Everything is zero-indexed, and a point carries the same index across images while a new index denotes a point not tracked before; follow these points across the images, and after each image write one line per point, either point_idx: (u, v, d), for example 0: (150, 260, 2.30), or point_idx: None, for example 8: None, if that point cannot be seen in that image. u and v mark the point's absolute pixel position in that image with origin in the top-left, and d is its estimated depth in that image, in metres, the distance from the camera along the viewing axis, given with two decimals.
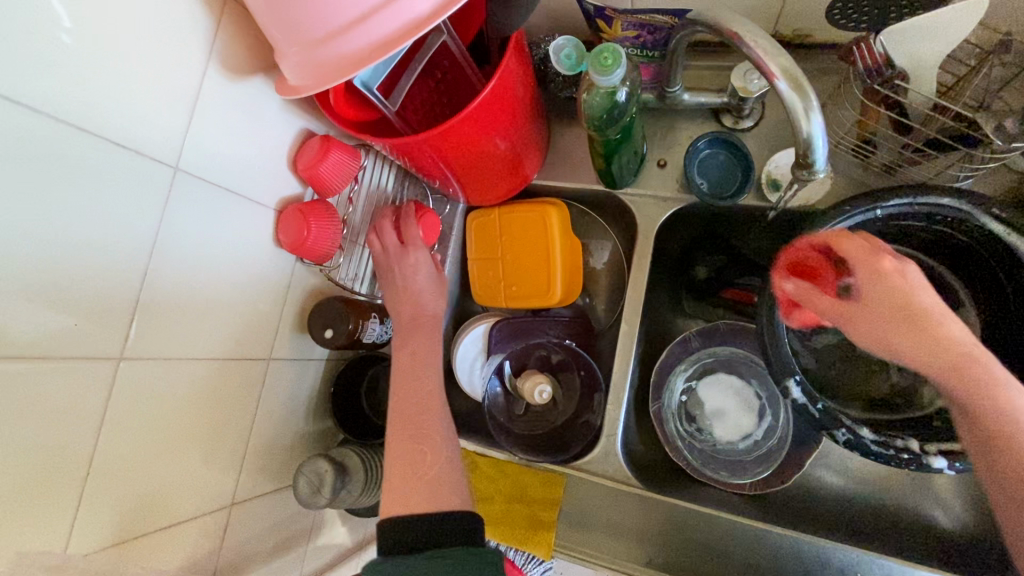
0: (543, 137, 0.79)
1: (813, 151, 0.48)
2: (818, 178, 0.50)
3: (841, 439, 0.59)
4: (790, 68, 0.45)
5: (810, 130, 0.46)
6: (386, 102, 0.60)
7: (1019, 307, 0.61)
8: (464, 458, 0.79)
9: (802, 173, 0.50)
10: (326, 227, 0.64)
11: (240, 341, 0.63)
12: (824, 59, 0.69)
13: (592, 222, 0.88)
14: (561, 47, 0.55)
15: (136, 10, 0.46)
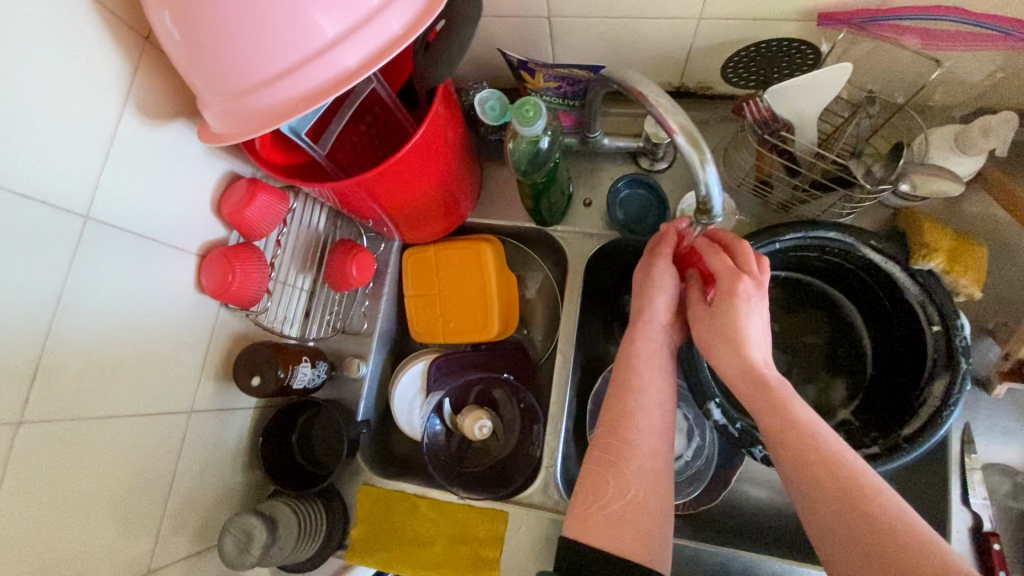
0: (476, 177, 0.82)
1: (711, 198, 0.51)
2: (716, 221, 0.54)
3: (760, 456, 0.62)
4: (687, 125, 0.49)
5: (707, 179, 0.50)
6: (315, 146, 0.61)
7: (899, 326, 0.69)
8: (404, 501, 0.77)
9: (703, 219, 0.55)
10: (252, 272, 0.62)
11: (159, 394, 0.59)
12: (725, 109, 0.77)
13: (527, 257, 0.91)
14: (485, 99, 0.57)
15: (44, 56, 0.44)
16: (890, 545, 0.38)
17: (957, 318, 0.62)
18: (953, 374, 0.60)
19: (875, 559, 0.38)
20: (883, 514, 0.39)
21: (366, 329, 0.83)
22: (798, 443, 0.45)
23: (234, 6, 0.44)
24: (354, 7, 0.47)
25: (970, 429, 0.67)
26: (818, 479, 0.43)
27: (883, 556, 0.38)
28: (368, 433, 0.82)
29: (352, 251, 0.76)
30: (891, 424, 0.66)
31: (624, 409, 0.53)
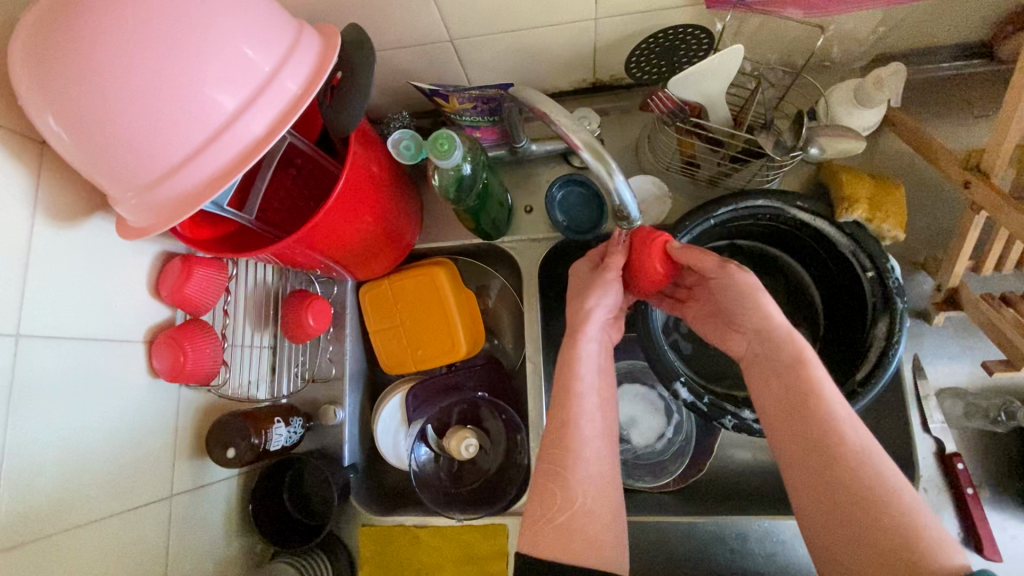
0: (417, 204, 0.82)
1: (627, 206, 0.57)
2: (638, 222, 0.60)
3: (730, 426, 0.66)
4: (590, 141, 0.53)
5: (616, 187, 0.55)
6: (242, 213, 0.60)
7: (839, 275, 0.72)
8: (405, 534, 0.78)
9: (623, 223, 0.61)
10: (203, 347, 0.62)
11: (134, 489, 0.59)
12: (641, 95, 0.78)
13: (482, 271, 0.92)
14: (398, 140, 0.58)
15: None
16: (892, 534, 0.42)
17: (887, 262, 0.65)
18: (892, 316, 0.63)
19: (876, 542, 0.42)
20: (889, 501, 0.43)
21: (335, 374, 0.82)
22: (827, 426, 0.47)
23: (125, 101, 0.44)
24: (247, 76, 0.47)
25: (920, 358, 0.71)
26: (836, 465, 0.46)
27: (889, 545, 0.42)
28: (357, 475, 0.82)
29: (305, 301, 0.75)
30: (847, 370, 0.69)
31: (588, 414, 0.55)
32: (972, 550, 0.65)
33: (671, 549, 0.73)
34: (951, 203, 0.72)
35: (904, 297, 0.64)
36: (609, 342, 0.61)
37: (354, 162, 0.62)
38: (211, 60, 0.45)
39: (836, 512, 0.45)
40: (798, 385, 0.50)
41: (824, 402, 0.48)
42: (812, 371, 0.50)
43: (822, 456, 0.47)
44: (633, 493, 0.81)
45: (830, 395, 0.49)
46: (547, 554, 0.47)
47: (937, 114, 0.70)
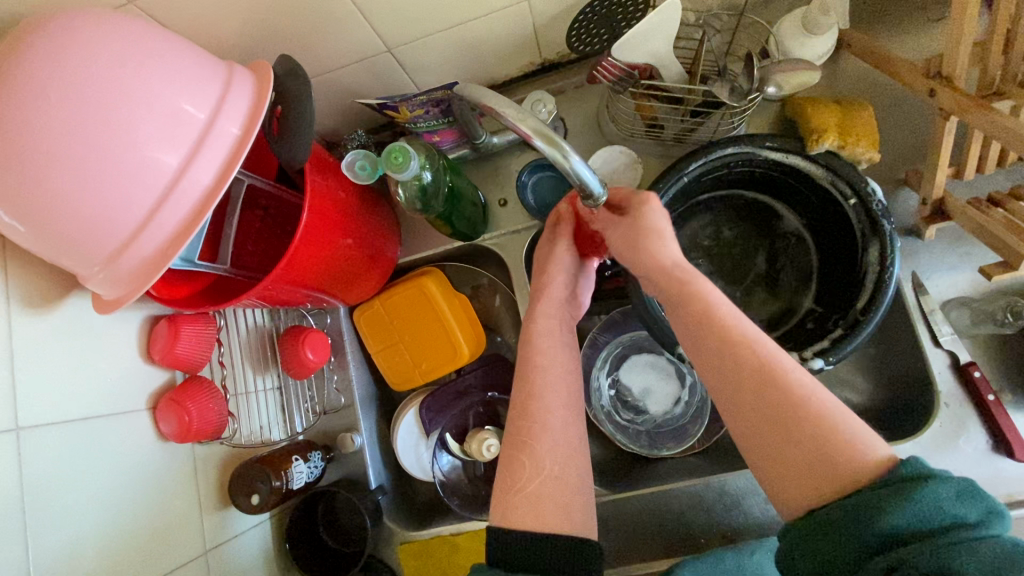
0: (391, 218, 0.81)
1: (589, 184, 0.54)
2: (603, 199, 0.57)
3: None
4: (539, 127, 0.52)
5: (574, 168, 0.52)
6: (216, 263, 0.60)
7: (823, 207, 0.70)
8: (443, 544, 0.78)
9: (589, 203, 0.57)
10: (205, 404, 0.62)
11: (166, 552, 0.59)
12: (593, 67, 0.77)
13: (470, 271, 0.92)
14: (352, 161, 0.57)
15: None
16: (824, 455, 0.40)
17: (868, 185, 0.64)
18: (882, 238, 0.63)
19: (805, 462, 0.41)
20: (805, 409, 0.42)
21: (344, 401, 0.83)
22: (737, 349, 0.45)
23: (70, 179, 0.44)
24: (186, 129, 0.47)
25: (918, 275, 0.70)
26: (753, 375, 0.44)
27: (819, 460, 0.40)
28: (386, 497, 0.82)
29: (300, 337, 0.75)
30: (847, 299, 0.68)
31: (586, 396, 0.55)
32: (1004, 455, 0.65)
33: (704, 509, 0.72)
34: (922, 113, 0.70)
35: (890, 218, 0.63)
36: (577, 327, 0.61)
37: (318, 192, 0.62)
38: (145, 121, 0.44)
39: (760, 425, 0.44)
40: (699, 309, 0.48)
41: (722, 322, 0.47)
42: (702, 293, 0.49)
43: (726, 381, 0.45)
44: (659, 462, 0.81)
45: (727, 314, 0.47)
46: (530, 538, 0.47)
47: (888, 27, 0.69)
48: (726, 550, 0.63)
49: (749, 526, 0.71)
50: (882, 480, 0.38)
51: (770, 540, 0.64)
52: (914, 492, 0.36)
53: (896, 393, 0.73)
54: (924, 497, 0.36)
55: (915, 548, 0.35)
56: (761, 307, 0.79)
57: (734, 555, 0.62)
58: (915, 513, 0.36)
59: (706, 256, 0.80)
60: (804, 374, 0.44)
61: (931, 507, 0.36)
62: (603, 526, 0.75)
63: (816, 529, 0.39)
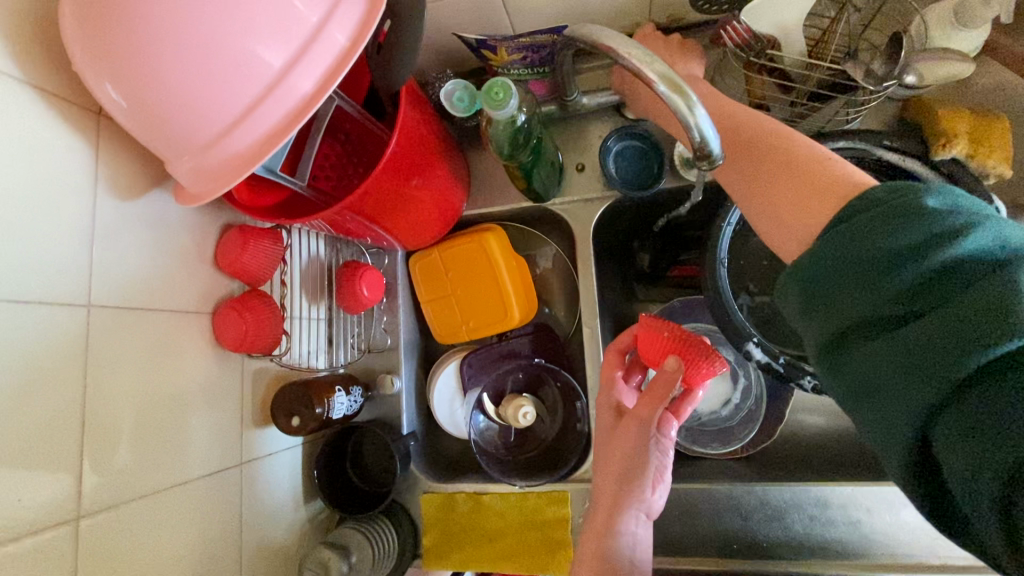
0: (464, 167, 0.79)
1: (708, 142, 0.47)
2: (719, 161, 0.49)
3: (809, 386, 0.63)
4: (666, 72, 0.46)
5: (697, 120, 0.46)
6: (295, 179, 0.59)
7: None
8: (467, 501, 0.77)
9: (702, 164, 0.50)
10: (267, 317, 0.62)
11: (207, 452, 0.60)
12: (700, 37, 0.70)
13: (533, 236, 0.89)
14: (450, 91, 0.54)
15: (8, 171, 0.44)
16: (833, 177, 0.44)
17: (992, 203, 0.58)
18: None
19: (828, 193, 0.44)
20: (822, 160, 0.46)
21: (389, 343, 0.83)
22: (791, 150, 0.49)
23: (177, 58, 0.42)
24: (296, 29, 0.45)
25: None
26: (827, 178, 0.44)
27: (826, 182, 0.45)
28: (416, 445, 0.82)
29: (358, 272, 0.75)
30: None
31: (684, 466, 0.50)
32: None
33: (745, 516, 0.69)
34: None
35: None
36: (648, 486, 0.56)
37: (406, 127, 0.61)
38: (259, 10, 0.43)
39: (816, 212, 0.44)
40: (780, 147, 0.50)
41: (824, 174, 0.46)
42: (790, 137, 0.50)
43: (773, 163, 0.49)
44: (698, 460, 0.78)
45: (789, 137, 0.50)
46: None
47: None
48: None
49: (789, 541, 0.67)
50: (890, 188, 0.40)
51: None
52: (951, 245, 0.35)
53: None
54: (957, 233, 0.35)
55: (948, 282, 0.34)
56: None
57: None
58: (931, 230, 0.36)
59: None
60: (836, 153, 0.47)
61: (980, 249, 0.34)
62: None
63: (828, 267, 0.40)
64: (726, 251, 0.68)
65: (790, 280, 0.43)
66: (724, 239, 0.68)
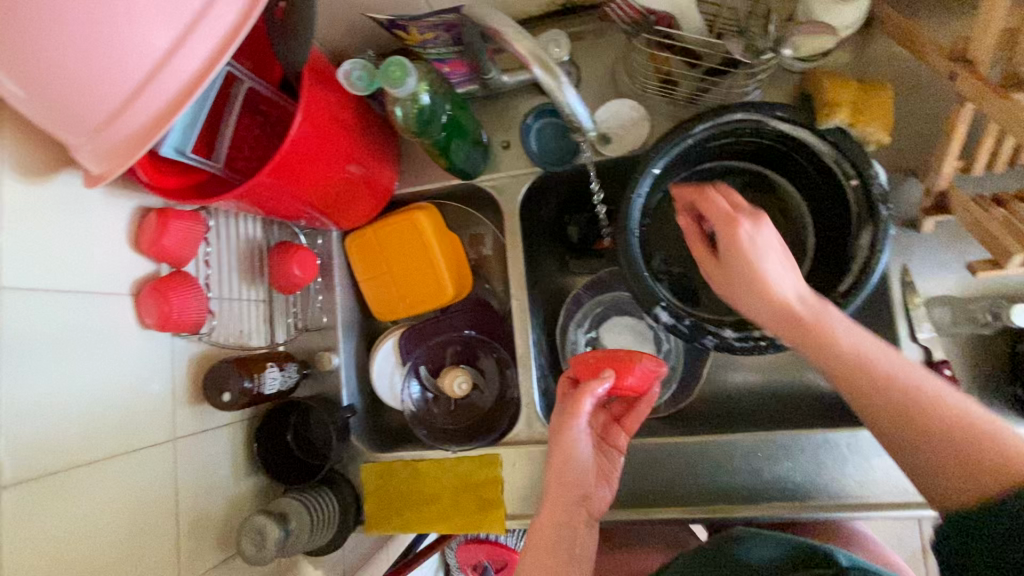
0: (393, 147, 0.81)
1: (579, 116, 0.59)
2: (588, 129, 0.61)
3: (711, 345, 0.67)
4: (538, 51, 0.52)
5: (566, 99, 0.56)
6: (210, 161, 0.60)
7: (826, 187, 0.69)
8: (405, 468, 0.80)
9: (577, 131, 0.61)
10: (186, 298, 0.64)
11: (136, 429, 0.62)
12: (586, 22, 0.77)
13: (467, 214, 0.92)
14: (348, 69, 0.56)
15: None
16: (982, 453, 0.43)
17: (872, 168, 0.63)
18: (876, 224, 0.62)
19: (969, 461, 0.43)
20: (927, 407, 0.46)
21: (325, 322, 0.85)
22: (824, 341, 0.49)
23: (60, 39, 0.43)
24: (181, 5, 0.46)
25: (911, 270, 0.69)
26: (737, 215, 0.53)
27: (983, 475, 0.43)
28: (356, 418, 0.85)
29: (289, 252, 0.77)
30: (835, 279, 0.68)
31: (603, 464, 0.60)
32: None
33: (660, 469, 0.74)
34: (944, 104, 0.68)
35: (888, 203, 0.62)
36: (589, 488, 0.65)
37: (302, 127, 0.60)
38: None
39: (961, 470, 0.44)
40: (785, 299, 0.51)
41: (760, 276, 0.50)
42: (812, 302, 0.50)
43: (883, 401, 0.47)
44: None
45: (848, 334, 0.49)
46: None
47: (925, 7, 0.66)
48: (698, 551, 0.70)
49: (702, 490, 0.73)
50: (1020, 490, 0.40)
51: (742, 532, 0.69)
52: None
53: None
54: None
55: None
56: None
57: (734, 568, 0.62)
58: None
59: None
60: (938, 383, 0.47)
61: None
62: None
63: (976, 531, 0.42)
64: (638, 221, 0.72)
65: (932, 474, 0.46)
66: (634, 210, 0.71)
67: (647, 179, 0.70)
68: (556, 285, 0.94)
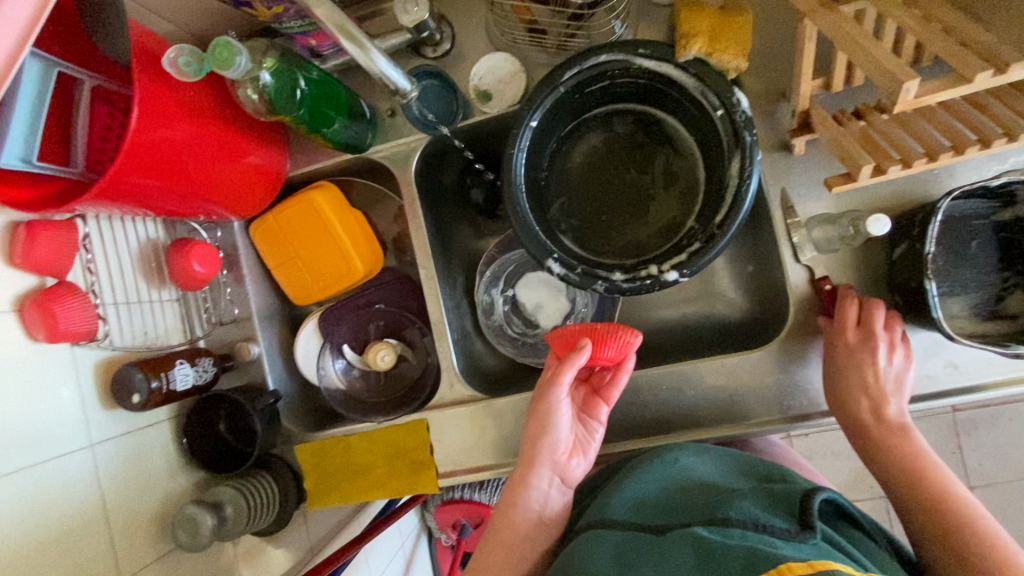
0: (278, 128, 0.79)
1: (393, 79, 0.63)
2: (406, 91, 0.66)
3: (602, 290, 0.68)
4: (341, 23, 0.55)
5: (377, 67, 0.60)
6: (67, 167, 0.60)
7: (701, 119, 0.70)
8: (336, 444, 0.82)
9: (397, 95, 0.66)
10: (72, 307, 0.64)
11: (44, 440, 0.63)
12: None
13: (372, 189, 0.92)
14: (174, 57, 0.56)
15: None
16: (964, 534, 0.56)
17: (733, 96, 0.63)
18: (743, 150, 0.63)
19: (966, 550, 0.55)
20: (946, 496, 0.59)
21: (239, 313, 0.86)
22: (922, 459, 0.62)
23: None
24: None
25: (790, 192, 0.71)
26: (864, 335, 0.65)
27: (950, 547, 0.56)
28: (285, 401, 0.87)
29: (185, 248, 0.76)
30: (714, 210, 0.69)
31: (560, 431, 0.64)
32: None
33: None
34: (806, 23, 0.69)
35: (753, 129, 0.63)
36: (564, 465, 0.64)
37: (143, 117, 0.57)
38: None
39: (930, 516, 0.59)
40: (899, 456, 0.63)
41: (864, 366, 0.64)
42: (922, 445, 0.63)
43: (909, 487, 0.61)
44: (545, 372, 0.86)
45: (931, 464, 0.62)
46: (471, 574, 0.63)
47: None
48: (654, 459, 0.63)
49: (617, 428, 0.76)
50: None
51: (693, 444, 0.66)
52: None
53: (761, 309, 0.80)
54: None
55: None
56: (649, 221, 0.79)
57: (660, 466, 0.62)
58: None
59: (598, 173, 0.81)
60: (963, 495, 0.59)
61: None
62: (483, 428, 0.79)
63: None
64: (523, 178, 0.71)
65: None
66: (517, 165, 0.70)
67: (525, 132, 0.70)
68: (471, 248, 0.94)
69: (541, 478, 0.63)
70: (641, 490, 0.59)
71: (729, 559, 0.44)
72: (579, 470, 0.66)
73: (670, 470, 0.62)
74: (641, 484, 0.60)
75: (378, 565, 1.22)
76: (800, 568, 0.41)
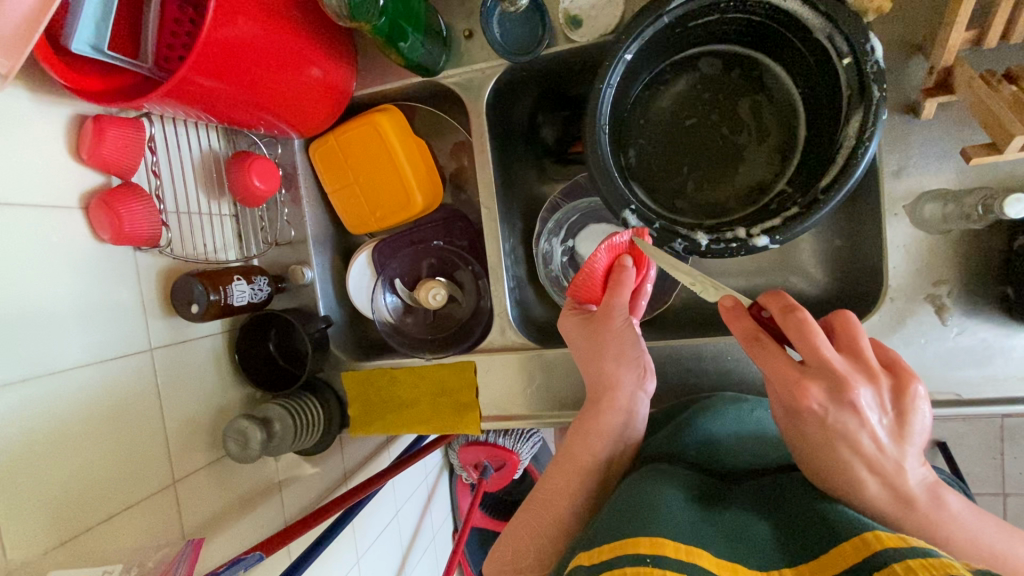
0: (348, 42, 0.74)
1: None
2: None
3: (680, 249, 0.64)
4: None
5: None
6: (138, 61, 0.57)
7: (816, 67, 0.62)
8: (383, 376, 0.81)
9: None
10: (137, 210, 0.62)
11: (106, 339, 0.64)
12: None
13: (439, 120, 0.87)
14: None
15: None
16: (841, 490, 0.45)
17: (867, 42, 0.56)
18: (867, 106, 0.56)
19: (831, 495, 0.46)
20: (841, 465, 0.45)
21: (295, 236, 0.84)
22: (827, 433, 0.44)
23: None
24: None
25: (905, 160, 0.63)
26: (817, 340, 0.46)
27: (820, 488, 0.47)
28: (334, 328, 0.86)
29: (246, 161, 0.74)
30: (817, 174, 0.62)
31: (613, 347, 0.63)
32: (939, 357, 0.63)
33: None
34: None
35: (884, 84, 0.56)
36: (636, 378, 0.63)
37: (216, 12, 0.54)
38: None
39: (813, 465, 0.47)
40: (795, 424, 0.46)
41: (815, 423, 0.45)
42: (800, 423, 0.46)
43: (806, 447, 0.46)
44: None
45: (837, 439, 0.44)
46: (518, 522, 0.59)
47: None
48: (726, 403, 0.63)
49: (673, 393, 0.73)
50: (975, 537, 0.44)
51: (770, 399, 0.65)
52: None
53: (842, 287, 0.75)
54: None
55: None
56: (734, 180, 0.72)
57: (733, 412, 0.62)
58: None
59: (682, 122, 0.73)
60: (863, 471, 0.44)
61: None
62: (531, 377, 0.77)
63: None
64: (608, 117, 0.65)
65: None
66: (604, 103, 0.64)
67: (618, 66, 0.63)
68: (533, 192, 0.90)
69: (630, 385, 0.63)
70: (713, 433, 0.61)
71: (813, 520, 0.43)
72: (653, 372, 0.65)
73: (745, 417, 0.62)
74: (716, 425, 0.61)
75: (401, 494, 1.26)
76: (891, 540, 0.38)
